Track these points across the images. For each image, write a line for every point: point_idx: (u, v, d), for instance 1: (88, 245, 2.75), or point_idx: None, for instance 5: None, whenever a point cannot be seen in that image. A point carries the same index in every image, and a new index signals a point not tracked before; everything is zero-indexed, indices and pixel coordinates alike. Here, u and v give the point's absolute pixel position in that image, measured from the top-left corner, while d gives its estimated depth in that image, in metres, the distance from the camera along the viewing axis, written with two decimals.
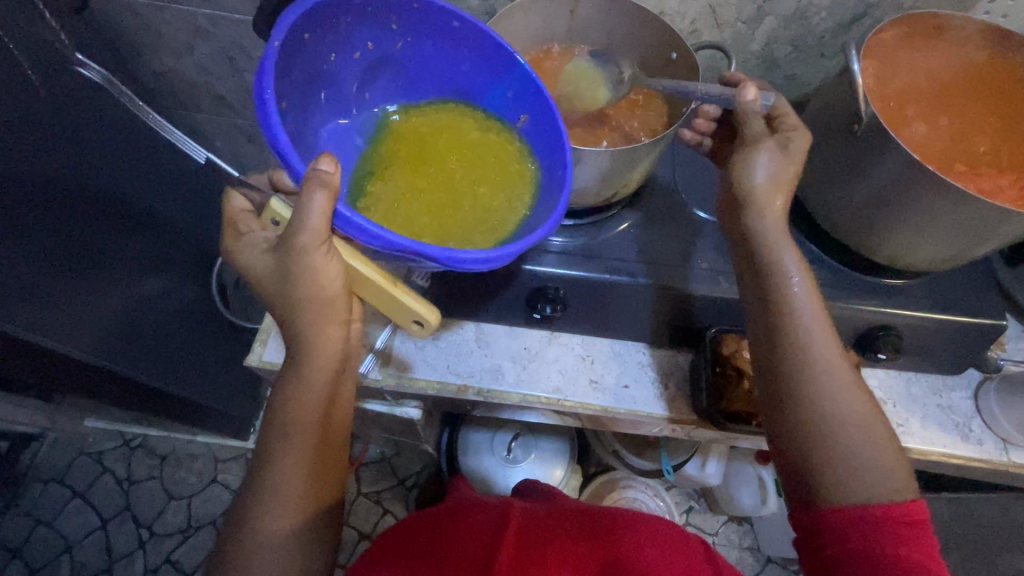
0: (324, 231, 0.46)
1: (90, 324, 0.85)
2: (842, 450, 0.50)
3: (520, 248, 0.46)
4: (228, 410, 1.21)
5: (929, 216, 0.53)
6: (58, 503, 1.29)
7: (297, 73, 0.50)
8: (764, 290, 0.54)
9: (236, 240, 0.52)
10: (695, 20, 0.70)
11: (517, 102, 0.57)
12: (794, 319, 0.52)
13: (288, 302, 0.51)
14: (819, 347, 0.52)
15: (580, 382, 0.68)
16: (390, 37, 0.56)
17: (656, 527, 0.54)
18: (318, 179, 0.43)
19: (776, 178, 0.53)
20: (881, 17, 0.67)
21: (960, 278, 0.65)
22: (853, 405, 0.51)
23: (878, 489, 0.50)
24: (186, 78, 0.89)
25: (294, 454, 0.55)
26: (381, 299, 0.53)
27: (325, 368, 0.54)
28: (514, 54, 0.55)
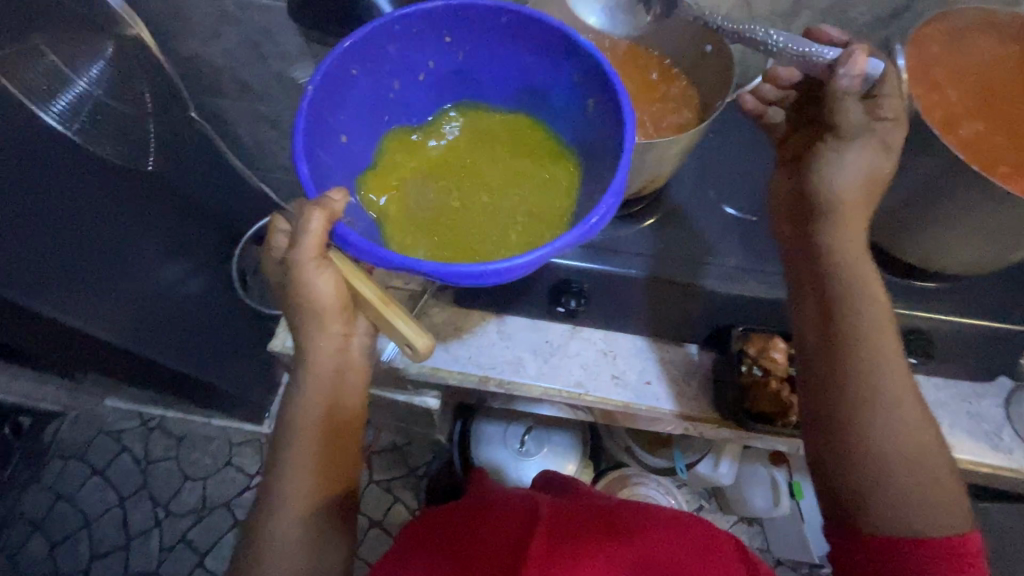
0: (318, 248, 0.48)
1: (114, 308, 0.86)
2: (882, 473, 0.50)
3: (545, 255, 0.44)
4: (245, 395, 1.23)
5: (971, 220, 0.51)
6: (78, 479, 1.32)
7: (355, 104, 0.53)
8: (823, 303, 0.55)
9: (261, 250, 0.58)
10: (729, 12, 0.68)
11: (578, 93, 0.53)
12: (858, 337, 0.52)
13: (293, 311, 0.53)
14: (880, 371, 0.52)
15: (602, 377, 0.67)
16: (448, 51, 0.55)
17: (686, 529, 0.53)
18: (318, 201, 0.46)
19: (856, 186, 0.53)
20: (923, 12, 0.65)
21: (996, 284, 0.63)
22: (906, 436, 0.51)
23: (923, 517, 0.49)
24: (210, 65, 0.89)
25: (303, 456, 0.57)
26: (376, 318, 0.51)
27: (325, 375, 0.56)
28: (568, 34, 0.50)
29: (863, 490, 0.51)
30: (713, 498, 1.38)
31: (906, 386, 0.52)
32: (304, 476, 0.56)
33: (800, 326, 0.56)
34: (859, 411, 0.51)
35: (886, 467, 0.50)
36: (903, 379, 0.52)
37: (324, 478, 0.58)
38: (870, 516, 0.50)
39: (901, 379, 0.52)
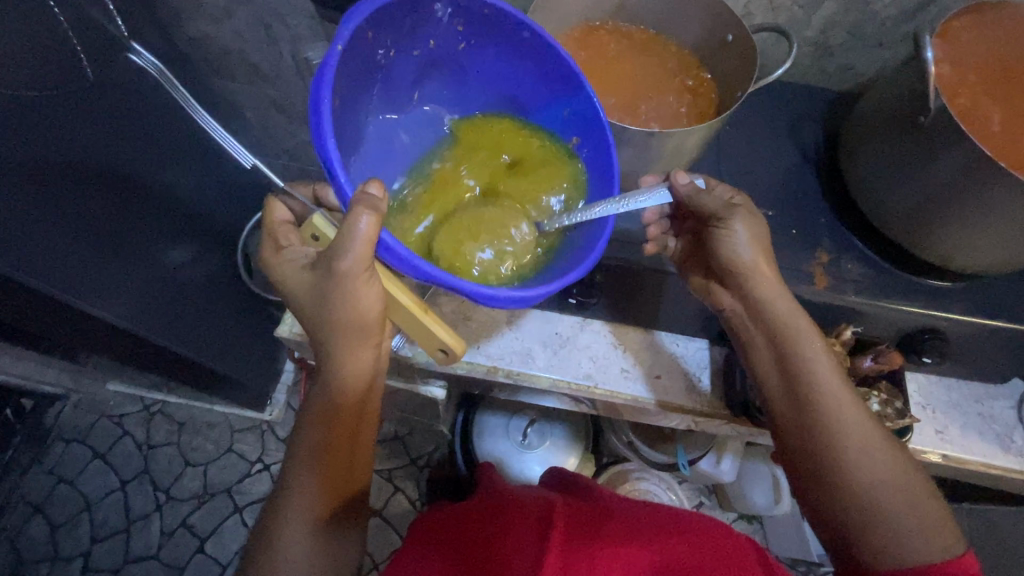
0: (368, 255, 0.46)
1: (120, 291, 0.85)
2: (882, 509, 0.51)
3: (554, 288, 0.47)
4: (247, 381, 1.22)
5: (996, 218, 0.50)
6: (79, 462, 1.32)
7: (356, 70, 0.48)
8: (773, 352, 0.57)
9: (275, 253, 0.55)
10: (749, 2, 0.67)
11: (570, 128, 0.56)
12: (809, 390, 0.54)
13: (325, 323, 0.52)
14: (837, 413, 0.53)
15: (611, 370, 0.67)
16: (453, 37, 0.53)
17: (708, 533, 0.52)
18: (367, 202, 0.43)
19: (756, 246, 0.55)
20: (948, 6, 0.64)
21: (1013, 283, 0.62)
22: (882, 470, 0.52)
23: (919, 545, 0.49)
24: (220, 46, 0.88)
25: (319, 461, 0.57)
26: (411, 325, 0.53)
27: (354, 381, 0.56)
28: (578, 74, 0.53)
29: (859, 524, 0.51)
30: (713, 495, 1.37)
31: (861, 417, 0.53)
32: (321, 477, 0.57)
33: (759, 379, 0.58)
34: (841, 452, 0.53)
35: (887, 505, 0.51)
36: (858, 412, 0.54)
37: (337, 479, 0.58)
38: (871, 544, 0.50)
39: (857, 414, 0.53)
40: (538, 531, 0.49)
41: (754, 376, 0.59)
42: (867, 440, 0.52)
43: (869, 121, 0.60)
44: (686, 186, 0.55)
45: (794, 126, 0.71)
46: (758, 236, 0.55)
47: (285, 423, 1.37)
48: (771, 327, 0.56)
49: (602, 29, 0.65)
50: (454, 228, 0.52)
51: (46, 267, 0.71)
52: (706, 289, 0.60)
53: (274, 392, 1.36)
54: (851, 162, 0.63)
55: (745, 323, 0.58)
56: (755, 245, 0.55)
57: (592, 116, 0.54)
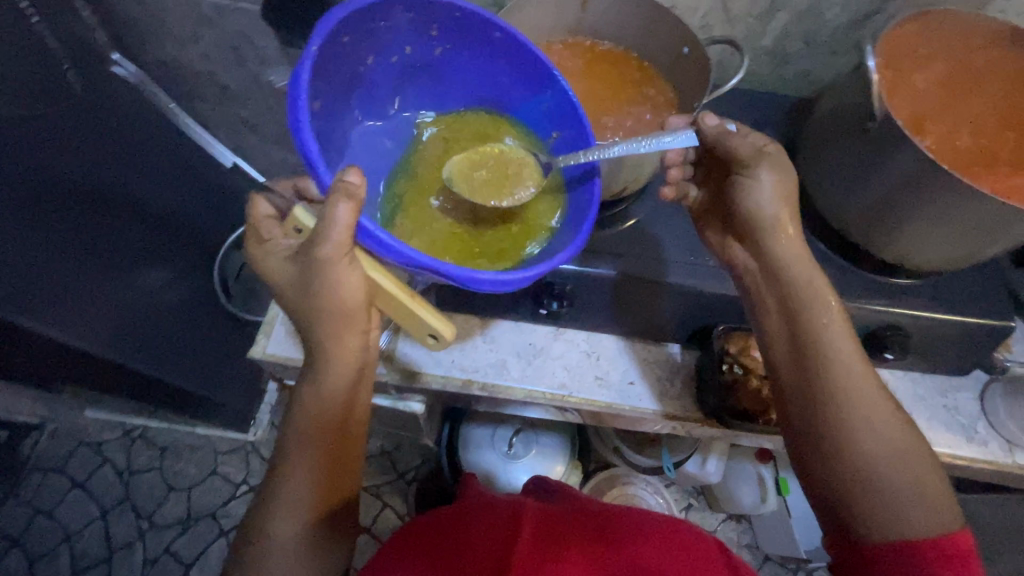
0: (349, 241, 0.45)
1: (95, 317, 0.84)
2: (881, 487, 0.50)
3: (543, 271, 0.46)
4: (229, 402, 1.21)
5: (948, 216, 0.52)
6: (58, 493, 1.29)
7: (332, 75, 0.49)
8: (783, 313, 0.56)
9: (259, 245, 0.52)
10: (706, 14, 0.69)
11: (551, 119, 0.56)
12: (819, 353, 0.53)
13: (311, 312, 0.50)
14: (846, 378, 0.52)
15: (586, 378, 0.68)
16: (428, 42, 0.54)
17: (670, 533, 0.53)
18: (342, 190, 0.42)
19: (780, 200, 0.54)
20: (895, 14, 0.67)
21: (969, 278, 0.64)
22: (886, 440, 0.51)
23: (915, 519, 0.49)
24: (189, 69, 0.88)
25: (309, 459, 0.54)
26: (398, 310, 0.51)
27: (342, 372, 0.53)
28: (552, 70, 0.53)
29: (858, 499, 0.51)
30: (701, 496, 1.38)
31: (871, 384, 0.53)
32: (316, 475, 0.54)
33: (767, 339, 0.57)
34: (849, 426, 0.52)
35: (887, 478, 0.50)
36: (868, 378, 0.53)
37: (332, 478, 0.55)
38: (867, 520, 0.50)
39: (866, 379, 0.53)
40: (510, 525, 0.50)
41: (762, 336, 0.58)
42: (874, 414, 0.52)
43: (822, 127, 0.62)
44: (714, 128, 0.56)
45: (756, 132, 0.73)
46: (782, 193, 0.54)
47: (269, 443, 1.35)
48: (784, 287, 0.55)
49: (564, 44, 0.67)
50: (475, 163, 0.56)
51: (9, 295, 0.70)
52: (723, 244, 0.61)
53: (257, 412, 1.34)
54: (808, 166, 0.64)
55: (758, 282, 0.58)
56: (774, 201, 0.54)
57: (569, 109, 0.54)
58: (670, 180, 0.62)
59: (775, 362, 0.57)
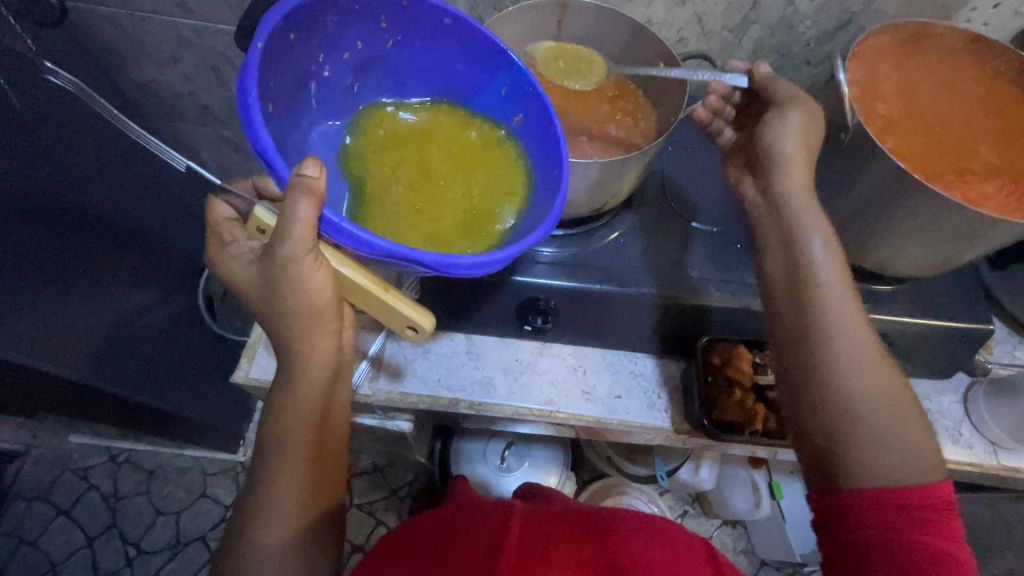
0: (310, 237, 0.44)
1: (77, 341, 0.83)
2: (874, 437, 0.50)
3: (520, 251, 0.45)
4: (216, 423, 1.19)
5: (921, 221, 0.53)
6: (42, 521, 1.26)
7: (283, 75, 0.48)
8: (786, 258, 0.55)
9: (220, 249, 0.51)
10: (682, 29, 0.70)
11: (511, 102, 0.55)
12: (816, 298, 0.53)
13: (279, 316, 0.49)
14: (843, 325, 0.52)
15: (573, 393, 0.68)
16: (379, 36, 0.54)
17: (653, 531, 0.52)
18: (302, 185, 0.41)
19: (803, 139, 0.54)
20: (865, 26, 0.68)
21: (946, 282, 0.65)
22: (877, 392, 0.51)
23: (898, 464, 0.49)
24: (170, 89, 0.89)
25: (287, 468, 0.53)
26: (373, 305, 0.49)
27: (314, 383, 0.52)
28: (503, 49, 0.53)
29: (848, 452, 0.50)
30: (696, 503, 1.38)
31: (866, 333, 0.52)
32: (295, 484, 0.53)
33: (767, 283, 0.56)
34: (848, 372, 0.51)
35: (874, 428, 0.50)
36: (863, 327, 0.52)
37: (312, 486, 0.54)
38: (856, 473, 0.50)
39: (862, 328, 0.52)
40: (496, 537, 0.49)
41: (761, 279, 0.57)
42: (868, 361, 0.51)
43: None
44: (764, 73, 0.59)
45: None
46: (804, 128, 0.54)
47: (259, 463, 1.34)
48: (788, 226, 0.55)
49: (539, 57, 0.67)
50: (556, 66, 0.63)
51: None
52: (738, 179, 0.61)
53: (247, 432, 1.32)
54: None
55: (762, 221, 0.57)
56: (795, 146, 0.55)
57: (529, 89, 0.53)
58: (706, 101, 0.61)
59: (773, 309, 0.56)
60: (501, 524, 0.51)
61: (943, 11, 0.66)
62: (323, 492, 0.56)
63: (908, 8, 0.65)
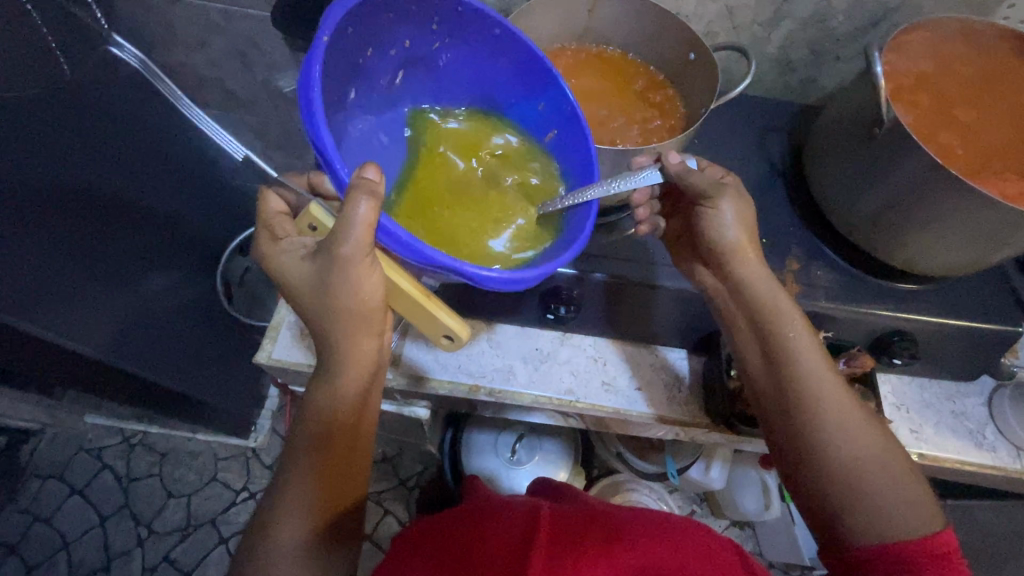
0: (368, 241, 0.44)
1: (97, 321, 0.84)
2: (865, 488, 0.51)
3: (543, 274, 0.46)
4: (229, 408, 1.20)
5: (957, 221, 0.52)
6: (57, 499, 1.28)
7: (337, 69, 0.47)
8: (756, 334, 0.57)
9: (272, 244, 0.51)
10: (712, 21, 0.70)
11: (545, 123, 0.57)
12: (790, 367, 0.54)
13: (327, 312, 0.49)
14: (818, 388, 0.53)
15: (593, 384, 0.67)
16: (428, 37, 0.53)
17: (686, 534, 0.52)
18: (364, 187, 0.42)
19: (742, 228, 0.56)
20: (899, 22, 0.67)
21: (974, 284, 0.64)
22: (862, 445, 0.52)
23: (897, 520, 0.50)
24: (196, 74, 0.90)
25: (317, 453, 0.53)
26: (411, 310, 0.51)
27: (346, 374, 0.52)
28: (551, 69, 0.53)
29: (847, 502, 0.51)
30: (704, 503, 1.38)
31: (841, 390, 0.54)
32: (321, 468, 0.53)
33: (741, 354, 0.58)
34: (828, 433, 0.53)
35: (863, 481, 0.51)
36: (838, 387, 0.54)
37: (341, 476, 0.54)
38: (859, 531, 0.50)
39: (837, 388, 0.54)
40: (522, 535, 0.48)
41: (736, 349, 0.59)
42: (846, 419, 0.53)
43: (830, 132, 0.62)
44: (676, 166, 0.54)
45: (762, 139, 0.73)
46: (744, 211, 0.56)
47: (270, 449, 1.35)
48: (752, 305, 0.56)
49: (567, 50, 0.66)
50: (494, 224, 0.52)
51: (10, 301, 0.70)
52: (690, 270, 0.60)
53: (259, 418, 1.34)
54: (814, 172, 0.65)
55: (727, 304, 0.58)
56: (739, 228, 0.56)
57: (569, 115, 0.54)
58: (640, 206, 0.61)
59: (751, 373, 0.57)
60: (523, 522, 0.50)
61: (980, 8, 0.65)
62: (349, 481, 0.55)
63: (945, 4, 0.64)
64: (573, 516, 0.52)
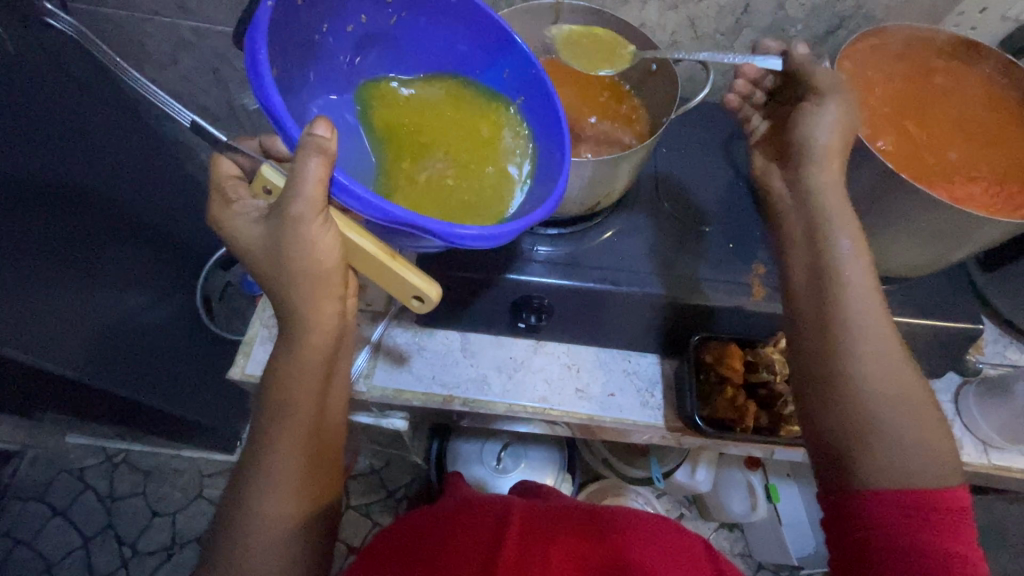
0: (321, 198, 0.43)
1: (73, 339, 0.83)
2: (888, 429, 0.49)
3: (521, 228, 0.45)
4: (214, 423, 1.19)
5: (917, 218, 0.53)
6: (39, 522, 1.26)
7: (286, 41, 0.48)
8: (809, 245, 0.55)
9: (225, 209, 0.49)
10: (675, 31, 0.71)
11: (512, 87, 0.56)
12: (839, 288, 0.52)
13: (280, 278, 0.48)
14: (862, 314, 0.51)
15: (566, 391, 0.68)
16: (384, 11, 0.54)
17: (657, 530, 0.53)
18: (312, 144, 0.41)
19: (835, 132, 0.54)
20: (855, 30, 0.69)
21: (937, 282, 0.66)
22: (896, 385, 0.50)
23: (913, 466, 0.48)
24: (171, 90, 0.90)
25: (285, 465, 0.52)
26: (376, 271, 0.49)
27: (307, 383, 0.52)
28: (510, 32, 0.54)
29: (865, 442, 0.49)
30: (693, 506, 1.38)
31: (886, 323, 0.52)
32: (291, 476, 0.52)
33: (787, 270, 0.57)
34: (854, 376, 0.50)
35: (887, 420, 0.49)
36: (884, 320, 0.52)
37: (308, 479, 0.53)
38: (871, 474, 0.49)
39: (882, 320, 0.52)
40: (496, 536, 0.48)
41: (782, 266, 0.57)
42: (886, 355, 0.51)
43: None
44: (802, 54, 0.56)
45: (728, 144, 0.74)
46: (845, 111, 0.54)
47: None
48: (814, 214, 0.55)
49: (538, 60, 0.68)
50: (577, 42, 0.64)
51: None
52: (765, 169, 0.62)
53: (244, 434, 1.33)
54: None
55: (788, 211, 0.58)
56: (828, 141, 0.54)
57: (534, 78, 0.54)
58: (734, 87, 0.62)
59: (793, 293, 0.56)
60: (497, 526, 0.50)
61: (931, 16, 0.67)
62: (320, 487, 0.55)
63: (897, 13, 0.67)
64: (549, 514, 0.53)
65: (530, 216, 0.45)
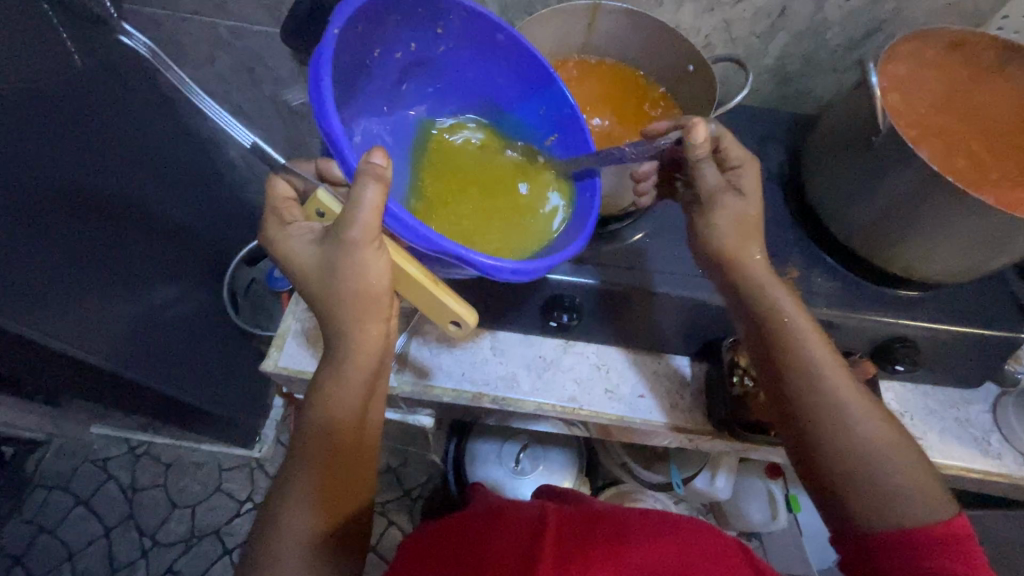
0: (376, 225, 0.44)
1: (103, 331, 0.85)
2: (883, 475, 0.51)
3: (553, 263, 0.48)
4: (235, 418, 1.21)
5: (956, 228, 0.52)
6: (62, 510, 1.28)
7: (342, 66, 0.48)
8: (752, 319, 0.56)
9: (278, 228, 0.52)
10: (710, 34, 0.71)
11: (549, 124, 0.58)
12: (797, 357, 0.54)
13: (329, 296, 0.49)
14: (823, 378, 0.53)
15: (596, 391, 0.68)
16: (433, 40, 0.55)
17: (691, 534, 0.52)
18: (372, 172, 0.42)
19: (739, 226, 0.56)
20: (893, 34, 0.69)
21: (976, 290, 0.65)
22: (875, 434, 0.52)
23: (909, 508, 0.50)
24: (206, 88, 0.92)
25: (320, 467, 0.52)
26: (419, 295, 0.50)
27: (345, 382, 0.52)
28: (553, 73, 0.55)
29: (866, 488, 0.51)
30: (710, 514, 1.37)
31: (847, 378, 0.53)
32: (327, 474, 0.53)
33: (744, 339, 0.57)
34: (839, 434, 0.52)
35: (880, 468, 0.51)
36: (843, 373, 0.53)
37: (343, 481, 0.54)
38: (872, 518, 0.51)
39: (841, 376, 0.53)
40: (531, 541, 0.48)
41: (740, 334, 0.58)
42: (857, 409, 0.52)
43: (829, 141, 0.63)
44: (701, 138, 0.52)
45: (761, 148, 0.74)
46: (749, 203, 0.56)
47: (274, 460, 1.35)
48: (756, 299, 0.55)
49: (569, 61, 0.68)
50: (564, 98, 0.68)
51: (25, 311, 0.71)
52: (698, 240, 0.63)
53: (263, 428, 1.36)
54: (815, 177, 0.65)
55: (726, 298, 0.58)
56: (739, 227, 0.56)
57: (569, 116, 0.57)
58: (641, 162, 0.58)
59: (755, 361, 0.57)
60: (531, 529, 0.50)
61: (972, 19, 0.66)
62: (354, 486, 0.55)
63: (938, 16, 0.66)
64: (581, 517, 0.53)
65: (560, 254, 0.48)
